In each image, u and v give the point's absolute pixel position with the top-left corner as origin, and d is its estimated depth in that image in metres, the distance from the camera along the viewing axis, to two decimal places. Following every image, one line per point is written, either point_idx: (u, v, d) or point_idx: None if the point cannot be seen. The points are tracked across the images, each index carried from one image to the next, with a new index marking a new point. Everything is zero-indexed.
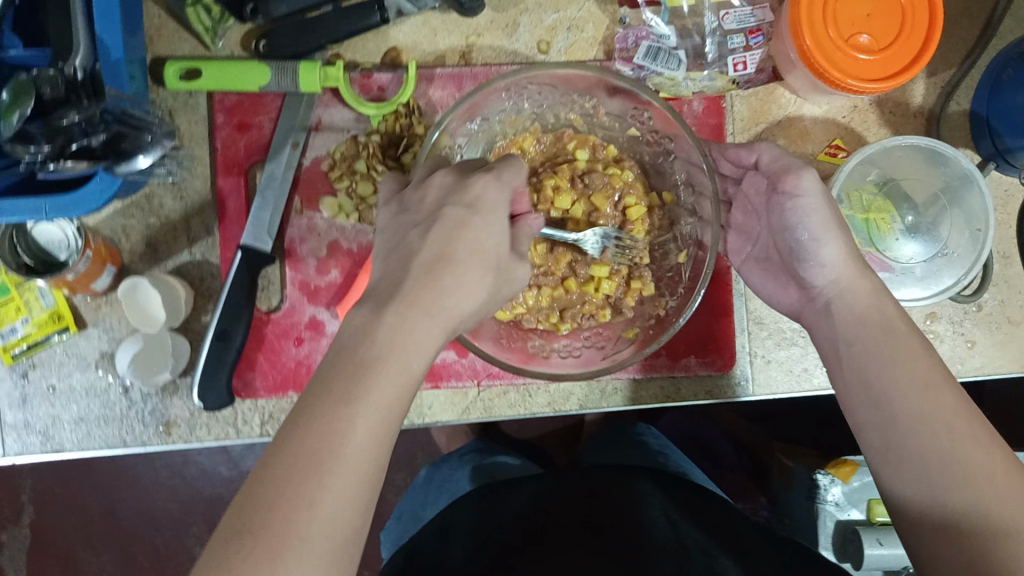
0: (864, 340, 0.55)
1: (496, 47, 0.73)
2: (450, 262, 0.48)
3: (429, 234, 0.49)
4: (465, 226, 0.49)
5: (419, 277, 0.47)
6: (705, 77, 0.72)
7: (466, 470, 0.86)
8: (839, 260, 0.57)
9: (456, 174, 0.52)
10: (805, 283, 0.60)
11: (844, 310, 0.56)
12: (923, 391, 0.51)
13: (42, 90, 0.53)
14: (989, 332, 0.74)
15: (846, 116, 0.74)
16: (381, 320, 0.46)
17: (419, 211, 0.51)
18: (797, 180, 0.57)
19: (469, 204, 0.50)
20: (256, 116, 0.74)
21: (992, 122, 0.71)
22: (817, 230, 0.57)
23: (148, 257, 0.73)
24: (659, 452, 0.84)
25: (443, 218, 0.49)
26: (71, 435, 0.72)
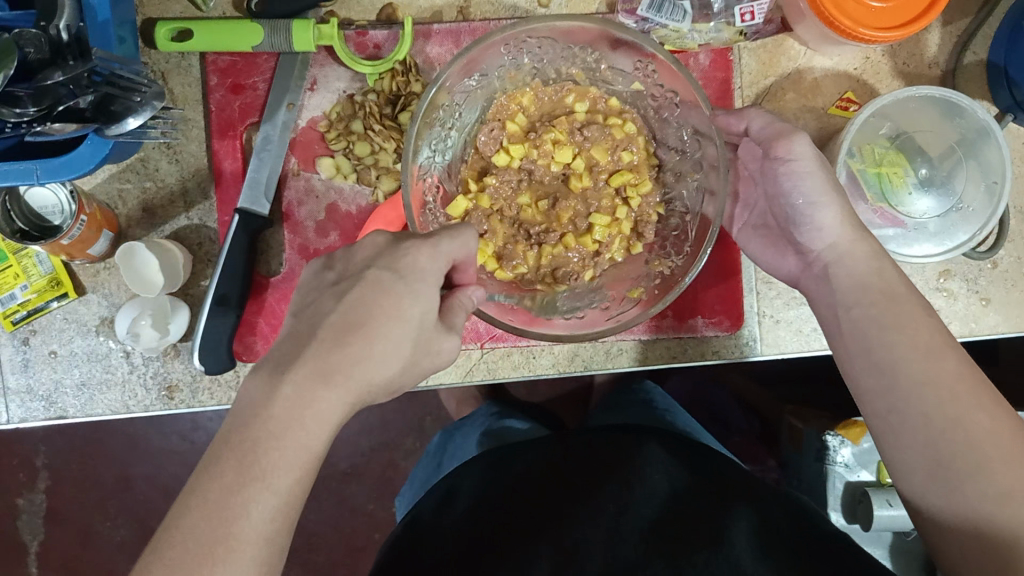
0: (863, 305, 0.53)
1: (494, 1, 0.71)
2: (359, 330, 0.47)
3: (347, 297, 0.48)
4: (387, 295, 0.48)
5: (325, 342, 0.47)
6: (712, 28, 0.67)
7: (472, 436, 0.85)
8: (839, 220, 0.55)
9: (390, 237, 0.51)
10: (803, 248, 0.58)
11: (849, 265, 0.55)
12: (926, 359, 0.50)
13: (27, 50, 0.53)
14: (1004, 289, 0.72)
15: (857, 68, 0.71)
16: (275, 392, 0.45)
17: (341, 272, 0.50)
18: (789, 143, 0.55)
19: (397, 269, 0.49)
20: (250, 77, 0.72)
21: (1010, 71, 0.68)
22: (814, 193, 0.55)
23: (145, 221, 0.72)
24: (665, 412, 0.83)
25: (366, 279, 0.49)
26: (74, 400, 0.72)
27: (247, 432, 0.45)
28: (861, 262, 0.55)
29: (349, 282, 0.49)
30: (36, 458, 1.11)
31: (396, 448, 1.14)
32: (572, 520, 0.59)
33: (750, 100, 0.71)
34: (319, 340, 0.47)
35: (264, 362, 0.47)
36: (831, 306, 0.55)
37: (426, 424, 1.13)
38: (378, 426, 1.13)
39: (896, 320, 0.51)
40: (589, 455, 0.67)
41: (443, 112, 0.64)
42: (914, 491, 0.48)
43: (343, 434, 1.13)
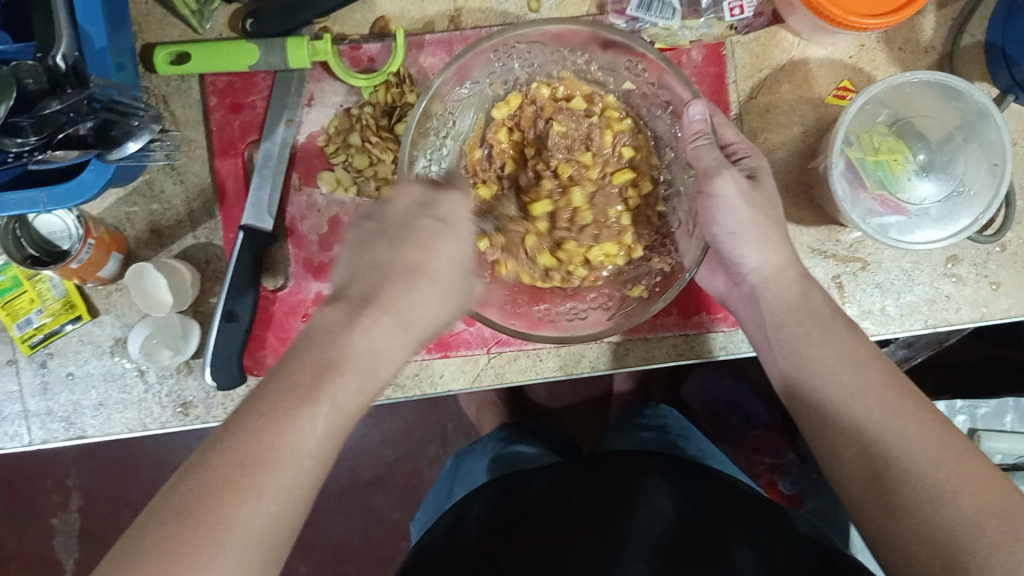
0: (791, 326, 0.58)
1: (485, 8, 0.72)
2: (421, 273, 0.49)
3: (406, 240, 0.50)
4: (438, 239, 0.51)
5: (396, 284, 0.48)
6: (702, 24, 0.68)
7: (483, 462, 0.85)
8: (761, 250, 0.61)
9: (423, 188, 0.53)
10: (733, 272, 0.64)
11: (773, 288, 0.60)
12: (853, 372, 0.53)
13: (25, 82, 0.55)
14: (1014, 272, 0.71)
15: (853, 56, 0.71)
16: (354, 325, 0.46)
17: (383, 221, 0.51)
18: (715, 181, 0.60)
19: (442, 217, 0.52)
20: (249, 96, 0.73)
21: (1008, 51, 0.67)
22: (736, 225, 0.61)
23: (153, 242, 0.74)
24: (678, 437, 0.84)
25: (417, 228, 0.51)
26: (93, 420, 0.74)
27: (322, 353, 0.45)
28: (786, 287, 0.60)
29: (401, 231, 0.50)
30: (69, 479, 1.13)
31: (420, 455, 1.14)
32: (574, 552, 0.59)
33: (745, 94, 0.71)
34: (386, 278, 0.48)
35: (339, 300, 0.48)
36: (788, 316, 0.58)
37: (448, 431, 1.14)
38: (402, 433, 1.14)
39: (825, 338, 0.56)
40: (591, 485, 0.69)
41: (437, 121, 0.65)
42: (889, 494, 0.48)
43: (367, 443, 1.14)
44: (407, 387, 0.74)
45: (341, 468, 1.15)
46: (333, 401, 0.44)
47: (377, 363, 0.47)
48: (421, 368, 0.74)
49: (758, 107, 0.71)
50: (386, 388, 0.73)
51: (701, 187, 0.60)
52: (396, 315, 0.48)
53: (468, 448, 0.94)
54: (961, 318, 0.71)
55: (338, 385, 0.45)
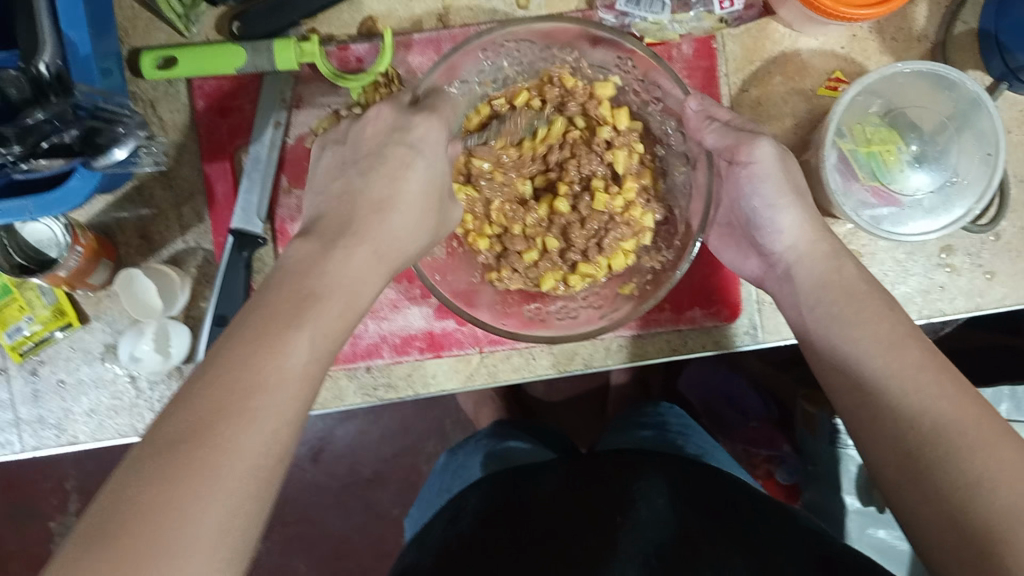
0: (825, 303, 0.55)
1: (473, 7, 0.71)
2: (390, 203, 0.50)
3: (373, 173, 0.51)
4: (409, 165, 0.52)
5: (367, 216, 0.50)
6: (691, 18, 0.67)
7: (481, 459, 0.85)
8: (797, 221, 0.58)
9: (395, 110, 0.54)
10: (764, 250, 0.60)
11: (807, 265, 0.57)
12: (890, 349, 0.51)
13: (8, 91, 0.54)
14: (1009, 261, 0.71)
15: (844, 47, 0.70)
16: (329, 253, 0.47)
17: (354, 147, 0.53)
18: (752, 149, 0.56)
19: (411, 142, 0.53)
20: (237, 99, 0.73)
21: (1001, 39, 0.67)
22: (774, 196, 0.58)
23: (143, 248, 0.73)
24: (677, 434, 0.84)
25: (387, 156, 0.52)
26: (85, 427, 0.73)
27: (301, 284, 0.45)
28: (819, 263, 0.56)
29: (371, 159, 0.52)
30: (66, 481, 1.12)
31: (418, 452, 1.14)
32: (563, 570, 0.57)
33: (736, 87, 0.70)
34: (354, 205, 0.50)
35: (312, 233, 0.49)
36: (799, 305, 0.57)
37: (446, 427, 1.13)
38: (399, 430, 1.14)
39: (860, 316, 0.53)
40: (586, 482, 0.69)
41: None
42: (889, 487, 0.48)
43: (365, 441, 1.14)
44: (400, 388, 0.73)
45: (338, 466, 1.14)
46: (316, 325, 0.44)
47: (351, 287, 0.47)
48: (414, 369, 0.73)
49: (750, 99, 0.70)
50: (380, 388, 0.73)
51: (736, 155, 0.57)
52: (371, 241, 0.49)
53: (463, 443, 0.94)
54: (955, 308, 0.71)
55: (318, 311, 0.44)
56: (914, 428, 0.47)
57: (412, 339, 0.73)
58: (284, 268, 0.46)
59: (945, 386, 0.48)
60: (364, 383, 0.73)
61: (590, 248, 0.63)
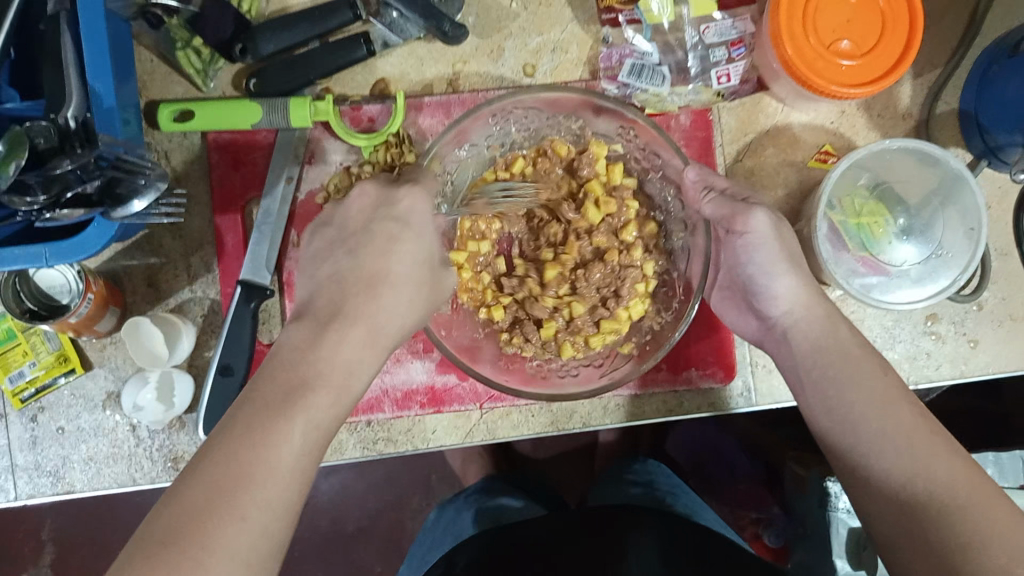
0: (821, 366, 0.57)
1: (482, 73, 0.74)
2: (383, 279, 0.52)
3: (363, 248, 0.53)
4: (397, 242, 0.54)
5: (359, 295, 0.52)
6: (690, 90, 0.72)
7: (477, 512, 0.86)
8: (792, 287, 0.59)
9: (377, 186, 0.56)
10: (761, 314, 0.62)
11: (804, 328, 0.59)
12: (883, 412, 0.53)
13: (36, 141, 0.55)
14: (991, 330, 0.74)
15: (834, 122, 0.74)
16: (321, 336, 0.50)
17: (341, 228, 0.55)
18: (747, 219, 0.59)
19: (398, 216, 0.55)
20: (250, 153, 0.75)
21: (982, 119, 0.71)
22: (768, 262, 0.59)
23: (149, 296, 0.74)
24: (668, 493, 0.84)
25: (374, 230, 0.54)
26: (81, 474, 0.73)
27: (293, 372, 0.48)
28: (817, 324, 0.59)
29: (360, 236, 0.54)
30: (42, 531, 1.11)
31: (401, 508, 1.13)
32: None
33: (731, 157, 0.74)
34: (348, 290, 0.52)
35: (307, 315, 0.51)
36: (795, 366, 0.59)
37: (431, 482, 1.13)
38: (384, 485, 1.14)
39: (854, 377, 0.55)
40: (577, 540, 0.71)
41: (435, 181, 0.67)
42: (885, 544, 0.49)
43: (349, 494, 1.14)
44: (399, 442, 0.74)
45: (321, 520, 1.14)
46: (308, 417, 0.46)
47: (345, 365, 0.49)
48: (414, 424, 0.74)
49: (744, 169, 0.73)
50: (379, 443, 0.74)
51: (733, 225, 0.59)
52: (364, 321, 0.51)
53: (452, 500, 0.94)
54: (941, 375, 0.73)
55: (311, 401, 0.47)
56: (908, 490, 0.50)
57: (412, 394, 0.74)
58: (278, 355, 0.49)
59: (937, 449, 0.50)
60: (364, 437, 0.74)
61: (609, 303, 0.66)
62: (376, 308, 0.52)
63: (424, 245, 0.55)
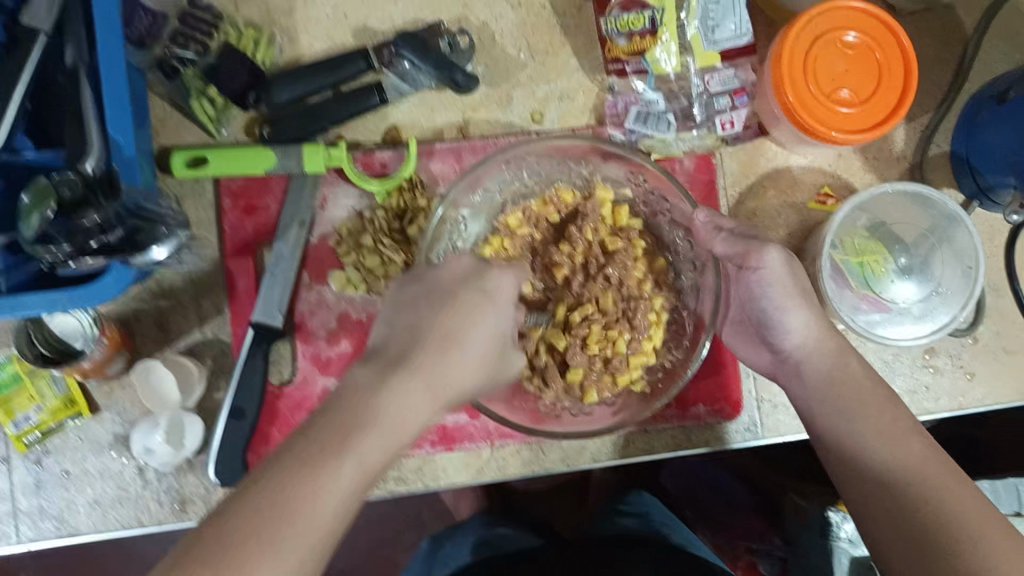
0: (838, 400, 0.59)
1: (491, 120, 0.76)
2: (456, 343, 0.51)
3: (444, 312, 0.52)
4: (480, 311, 0.53)
5: (430, 350, 0.50)
6: (694, 136, 0.75)
7: (468, 546, 0.86)
8: (805, 324, 0.62)
9: (473, 261, 0.57)
10: (774, 346, 0.64)
11: (815, 364, 0.61)
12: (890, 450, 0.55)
13: (62, 192, 0.56)
14: (987, 363, 0.76)
15: (832, 165, 0.76)
16: (384, 384, 0.48)
17: (432, 284, 0.54)
18: (760, 256, 0.61)
19: (487, 290, 0.55)
20: (263, 198, 0.76)
21: (972, 162, 0.74)
22: (782, 299, 0.62)
23: (160, 339, 0.75)
24: (663, 525, 0.85)
25: (464, 297, 0.53)
26: (86, 518, 0.73)
27: (327, 391, 0.49)
28: (827, 358, 0.61)
29: (445, 295, 0.53)
30: (26, 571, 1.09)
31: (394, 542, 1.13)
32: None
33: (733, 200, 0.76)
34: (421, 344, 0.50)
35: (375, 359, 0.50)
36: (805, 401, 0.61)
37: (424, 516, 1.13)
38: (377, 522, 1.13)
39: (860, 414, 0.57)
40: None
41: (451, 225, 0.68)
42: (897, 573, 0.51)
43: (341, 530, 1.13)
44: (410, 480, 0.75)
45: None
46: (358, 458, 0.45)
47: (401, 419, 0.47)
48: (425, 462, 0.75)
49: (746, 210, 0.76)
50: (389, 481, 0.75)
51: (748, 262, 0.62)
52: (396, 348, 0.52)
53: (446, 531, 0.94)
54: (940, 407, 0.75)
55: (365, 442, 0.45)
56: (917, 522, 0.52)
57: (424, 432, 0.75)
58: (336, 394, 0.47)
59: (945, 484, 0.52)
60: None
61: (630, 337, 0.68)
62: (445, 370, 0.50)
63: (506, 321, 0.55)
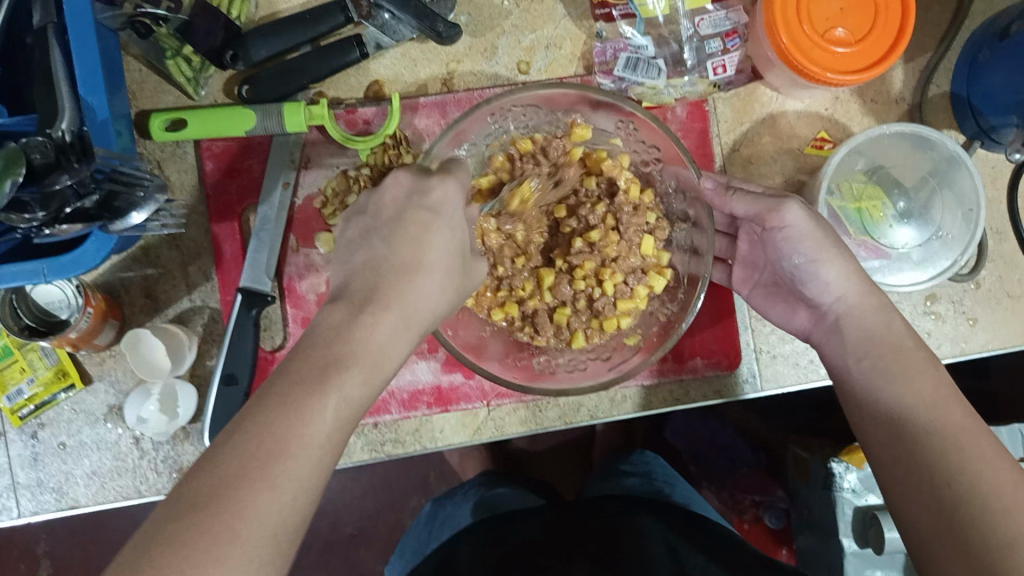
0: (871, 357, 0.57)
1: (476, 71, 0.74)
2: (417, 267, 0.49)
3: (395, 236, 0.49)
4: (431, 231, 0.50)
5: (390, 280, 0.48)
6: (686, 82, 0.73)
7: (466, 505, 0.85)
8: (842, 276, 0.60)
9: (411, 176, 0.53)
10: (813, 303, 0.63)
11: (860, 318, 0.59)
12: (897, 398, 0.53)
13: (33, 156, 0.54)
14: (989, 308, 0.75)
15: (828, 109, 0.74)
16: (356, 318, 0.46)
17: (375, 217, 0.51)
18: (781, 214, 0.60)
19: (433, 206, 0.51)
20: (245, 160, 0.74)
21: (974, 102, 0.71)
22: (814, 252, 0.60)
23: (148, 307, 0.73)
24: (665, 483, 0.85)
25: (408, 220, 0.50)
26: (85, 490, 0.72)
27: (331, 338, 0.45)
28: (869, 314, 0.59)
29: (393, 224, 0.50)
30: (38, 546, 1.09)
31: (401, 508, 1.13)
32: None
33: (728, 147, 0.74)
34: (380, 275, 0.48)
35: (341, 299, 0.47)
36: (844, 356, 0.59)
37: (430, 480, 1.13)
38: (382, 487, 1.13)
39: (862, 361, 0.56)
40: (584, 533, 0.71)
41: None
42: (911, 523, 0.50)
43: (348, 497, 1.13)
44: (407, 443, 0.74)
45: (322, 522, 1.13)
46: (342, 396, 0.43)
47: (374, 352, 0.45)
48: (422, 424, 0.74)
49: (741, 157, 0.74)
50: (388, 444, 0.74)
51: (768, 221, 0.61)
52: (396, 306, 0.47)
53: (446, 493, 0.93)
54: (942, 354, 0.74)
55: (344, 379, 0.43)
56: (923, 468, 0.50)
57: (419, 394, 0.74)
58: (312, 335, 0.45)
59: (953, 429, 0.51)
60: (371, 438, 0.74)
61: (627, 284, 0.66)
62: (408, 293, 0.48)
63: (458, 234, 0.51)
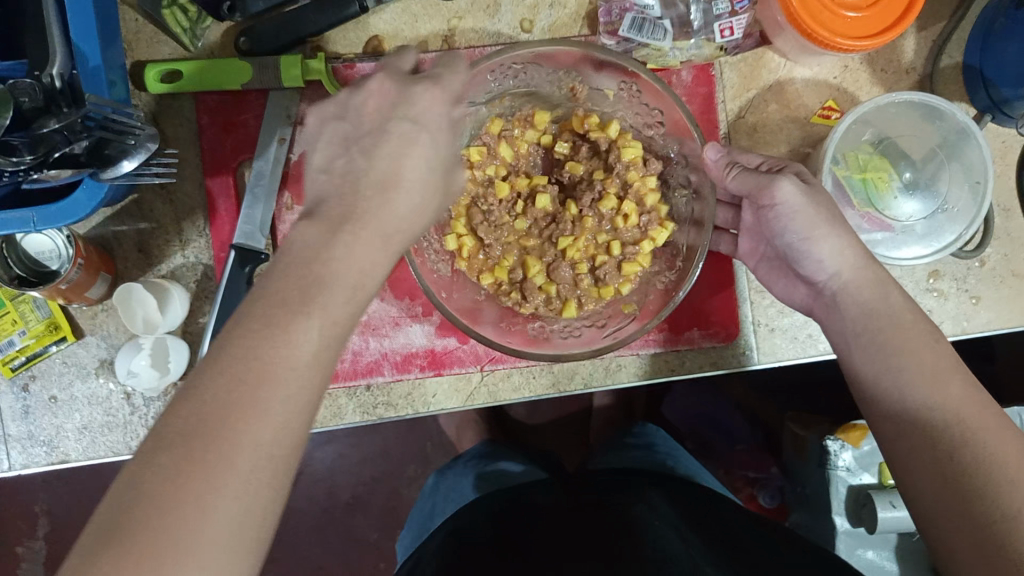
0: (871, 331, 0.56)
1: (478, 29, 0.72)
2: (396, 184, 0.45)
3: (378, 150, 0.46)
4: (412, 145, 0.46)
5: (369, 197, 0.44)
6: (692, 45, 0.70)
7: (477, 476, 0.84)
8: (836, 251, 0.57)
9: (395, 80, 0.49)
10: (809, 279, 0.60)
11: (854, 293, 0.57)
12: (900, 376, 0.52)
13: (22, 100, 0.53)
14: (994, 286, 0.73)
15: (837, 77, 0.73)
16: (332, 240, 0.42)
17: (356, 123, 0.47)
18: (772, 191, 0.58)
19: (414, 118, 0.47)
20: (241, 114, 0.73)
21: (986, 74, 0.70)
22: (806, 230, 0.57)
23: (141, 262, 0.73)
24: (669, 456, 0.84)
25: (390, 133, 0.46)
26: (75, 444, 0.72)
27: None
28: (865, 290, 0.57)
29: (375, 133, 0.46)
30: (36, 504, 1.10)
31: (398, 475, 1.13)
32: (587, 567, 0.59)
33: (733, 114, 0.73)
34: (357, 191, 0.44)
35: (317, 215, 0.44)
36: (843, 331, 0.58)
37: (427, 450, 1.13)
38: (380, 455, 1.13)
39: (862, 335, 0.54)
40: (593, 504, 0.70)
41: None
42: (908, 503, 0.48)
43: (345, 464, 1.13)
44: (400, 406, 0.74)
45: (318, 489, 1.13)
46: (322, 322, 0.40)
47: (360, 276, 0.42)
48: (414, 388, 0.74)
49: (746, 126, 0.72)
50: (380, 408, 0.73)
51: (763, 199, 0.59)
52: None
53: (453, 463, 0.93)
54: (943, 331, 0.73)
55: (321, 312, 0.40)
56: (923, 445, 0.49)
57: (412, 357, 0.73)
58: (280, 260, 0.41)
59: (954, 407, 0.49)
60: (363, 401, 0.74)
61: (628, 244, 0.65)
62: (389, 211, 0.44)
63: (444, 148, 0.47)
